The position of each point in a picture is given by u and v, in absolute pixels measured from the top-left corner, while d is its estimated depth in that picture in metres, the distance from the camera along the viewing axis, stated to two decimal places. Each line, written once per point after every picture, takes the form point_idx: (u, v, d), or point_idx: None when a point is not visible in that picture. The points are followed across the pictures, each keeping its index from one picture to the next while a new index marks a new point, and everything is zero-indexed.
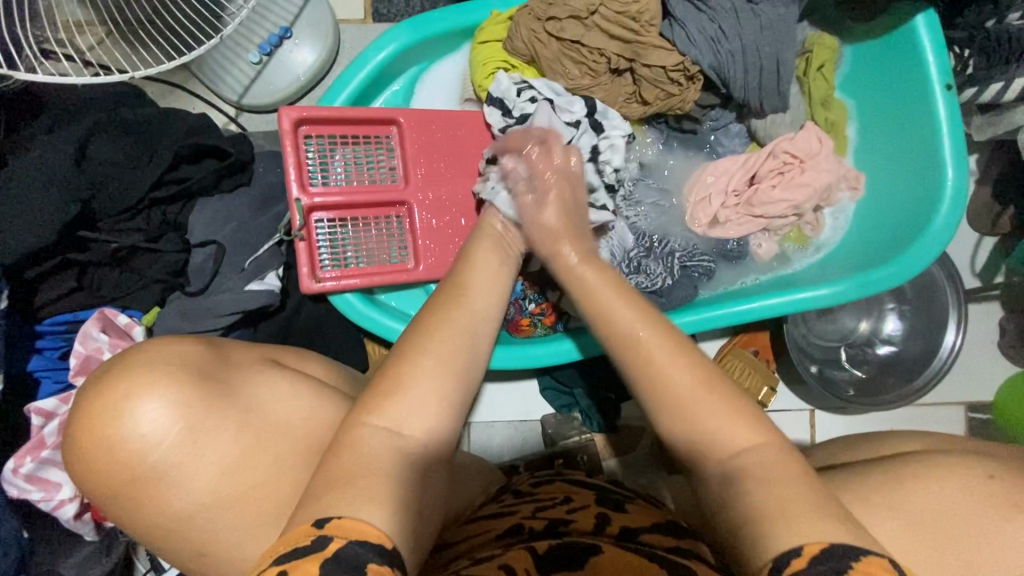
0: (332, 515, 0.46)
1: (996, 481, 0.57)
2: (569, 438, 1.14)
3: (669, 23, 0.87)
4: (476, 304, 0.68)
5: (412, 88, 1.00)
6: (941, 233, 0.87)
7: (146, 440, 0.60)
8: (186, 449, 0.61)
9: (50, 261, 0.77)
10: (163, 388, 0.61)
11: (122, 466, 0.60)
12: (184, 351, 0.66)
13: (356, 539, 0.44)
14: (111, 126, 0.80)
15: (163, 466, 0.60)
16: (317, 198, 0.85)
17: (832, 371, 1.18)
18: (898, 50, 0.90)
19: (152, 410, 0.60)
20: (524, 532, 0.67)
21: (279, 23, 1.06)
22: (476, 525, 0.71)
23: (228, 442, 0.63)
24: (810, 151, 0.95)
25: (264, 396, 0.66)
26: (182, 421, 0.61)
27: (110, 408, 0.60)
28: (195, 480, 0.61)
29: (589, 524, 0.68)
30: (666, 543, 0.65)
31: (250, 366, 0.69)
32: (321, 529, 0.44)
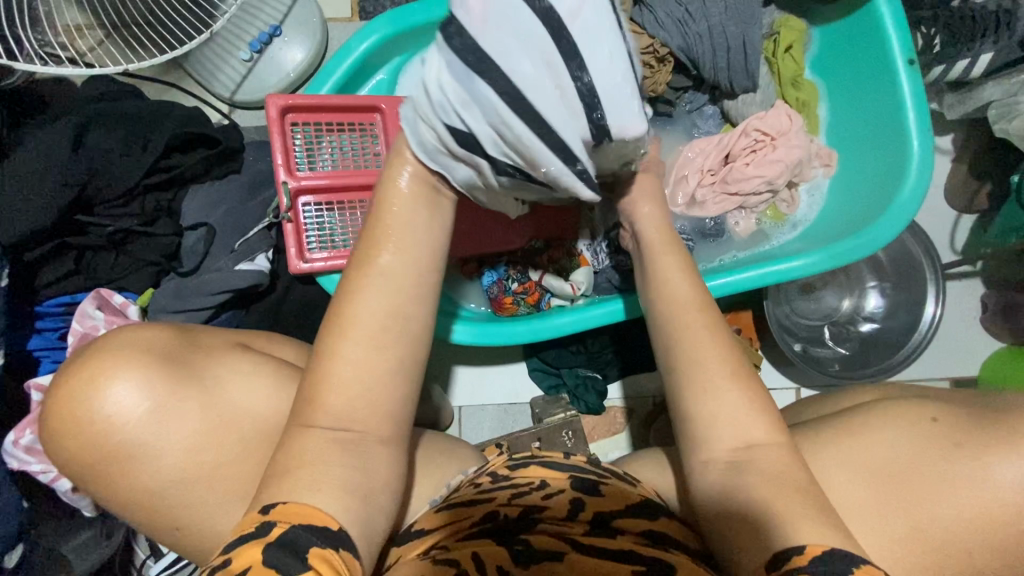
0: (277, 501, 0.50)
1: (939, 422, 0.62)
2: (556, 416, 1.14)
3: (639, 8, 0.92)
4: (397, 256, 0.58)
5: (396, 78, 1.04)
6: (912, 198, 0.89)
7: (112, 421, 0.62)
8: (157, 426, 0.63)
9: (50, 243, 0.80)
10: (126, 369, 0.63)
11: (93, 447, 0.62)
12: (150, 336, 0.68)
13: (301, 522, 0.49)
14: (107, 116, 0.84)
15: (132, 445, 0.62)
16: (304, 181, 0.89)
17: (817, 348, 1.20)
18: (861, 28, 0.94)
19: (118, 394, 0.62)
20: (500, 521, 0.70)
21: (268, 22, 1.10)
22: (447, 512, 0.71)
23: (197, 418, 0.65)
24: (781, 129, 0.98)
25: (230, 377, 0.68)
26: (148, 401, 0.63)
27: (74, 393, 0.62)
28: (171, 453, 0.63)
29: (562, 512, 0.72)
30: (638, 527, 0.70)
31: (221, 347, 0.71)
32: (266, 515, 0.49)
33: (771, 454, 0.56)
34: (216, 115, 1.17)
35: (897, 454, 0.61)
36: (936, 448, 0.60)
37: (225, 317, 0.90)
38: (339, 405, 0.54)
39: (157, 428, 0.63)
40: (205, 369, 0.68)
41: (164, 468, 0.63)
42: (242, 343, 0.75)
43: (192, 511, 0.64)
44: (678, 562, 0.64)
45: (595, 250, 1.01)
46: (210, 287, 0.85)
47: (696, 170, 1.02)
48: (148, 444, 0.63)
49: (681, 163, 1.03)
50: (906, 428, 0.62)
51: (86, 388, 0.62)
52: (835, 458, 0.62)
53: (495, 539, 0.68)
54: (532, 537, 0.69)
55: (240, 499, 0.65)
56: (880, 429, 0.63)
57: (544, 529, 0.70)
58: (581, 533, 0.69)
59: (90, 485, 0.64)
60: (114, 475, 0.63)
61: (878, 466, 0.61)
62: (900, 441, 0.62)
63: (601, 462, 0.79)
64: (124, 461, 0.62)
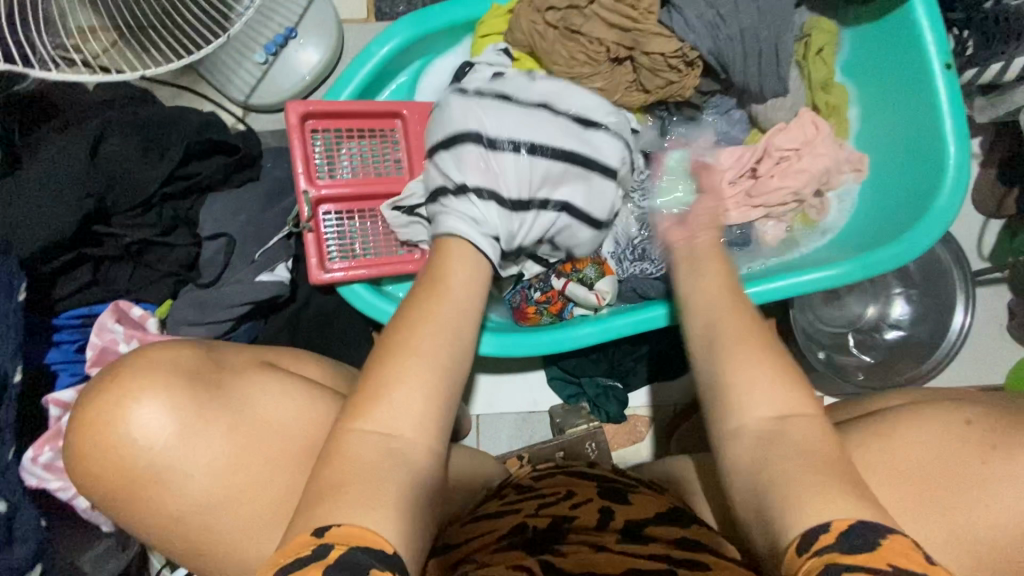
0: (331, 523, 0.48)
1: (972, 426, 0.61)
2: (578, 426, 1.10)
3: (667, 10, 0.89)
4: (458, 294, 0.64)
5: (415, 81, 1.01)
6: (947, 209, 0.87)
7: (138, 444, 0.60)
8: (182, 448, 0.61)
9: (65, 255, 0.78)
10: (151, 391, 0.61)
11: (118, 470, 0.60)
12: (175, 354, 0.66)
13: (357, 544, 0.47)
14: (123, 124, 0.82)
15: (158, 467, 0.60)
16: (324, 190, 0.87)
17: (840, 356, 1.18)
18: (897, 31, 0.91)
19: (148, 415, 0.60)
20: (529, 532, 0.67)
21: (284, 24, 1.08)
22: (475, 526, 0.70)
23: (225, 440, 0.63)
24: (807, 138, 0.96)
25: (258, 397, 0.66)
26: (173, 423, 0.61)
27: (98, 414, 0.60)
28: (197, 476, 0.61)
29: (591, 521, 0.68)
30: (669, 534, 0.66)
31: (249, 367, 0.69)
32: (321, 537, 0.47)
33: (805, 424, 0.54)
34: (230, 119, 1.14)
35: (950, 475, 0.59)
36: (994, 474, 0.58)
37: (244, 329, 0.88)
38: (383, 422, 0.55)
39: (182, 452, 0.61)
40: (237, 388, 0.66)
41: (188, 491, 0.61)
42: (269, 361, 0.73)
43: (218, 529, 0.62)
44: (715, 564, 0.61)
45: (620, 258, 1.01)
46: (231, 299, 0.84)
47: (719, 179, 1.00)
48: (173, 465, 0.61)
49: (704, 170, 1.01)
50: (940, 434, 0.61)
51: (111, 410, 0.60)
52: (884, 479, 0.60)
53: (529, 549, 0.63)
54: (564, 544, 0.64)
55: (272, 516, 0.63)
56: (932, 447, 0.60)
57: (579, 537, 0.65)
58: (615, 541, 0.64)
59: (116, 503, 0.62)
60: (137, 494, 0.61)
61: (929, 489, 0.59)
62: (951, 465, 0.60)
63: (627, 475, 0.81)
64: (148, 481, 0.60)
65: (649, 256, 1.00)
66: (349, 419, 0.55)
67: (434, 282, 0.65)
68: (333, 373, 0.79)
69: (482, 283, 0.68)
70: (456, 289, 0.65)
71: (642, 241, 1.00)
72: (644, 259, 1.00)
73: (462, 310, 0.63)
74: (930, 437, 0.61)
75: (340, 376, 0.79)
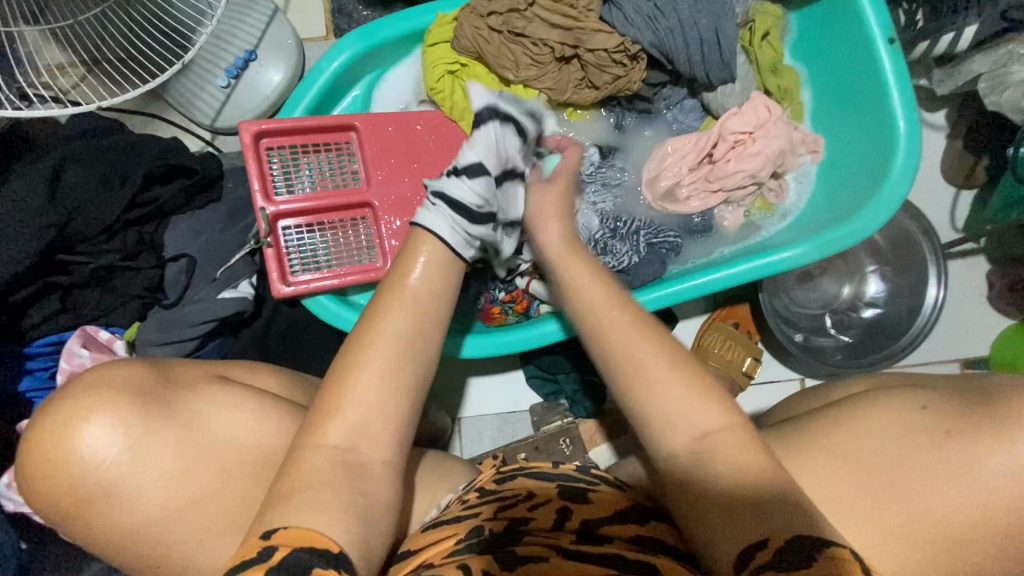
0: (279, 525, 0.50)
1: (929, 410, 0.60)
2: (552, 423, 1.15)
3: (609, 7, 0.91)
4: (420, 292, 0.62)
5: (370, 94, 1.03)
6: (900, 183, 0.87)
7: (87, 462, 0.61)
8: (134, 462, 0.63)
9: (33, 285, 0.81)
10: (100, 411, 0.62)
11: (66, 487, 0.61)
12: (125, 373, 0.67)
13: (303, 544, 0.48)
14: (83, 155, 0.85)
15: (107, 483, 0.62)
16: (282, 205, 0.89)
17: (818, 338, 1.17)
18: (841, 10, 0.92)
19: (96, 433, 0.62)
20: (486, 535, 0.66)
21: (243, 47, 1.10)
22: (435, 531, 0.69)
23: (176, 452, 0.64)
24: (758, 122, 0.96)
25: (206, 411, 0.68)
26: (124, 439, 0.62)
27: (47, 435, 0.61)
28: (150, 488, 0.63)
29: (548, 523, 0.69)
30: (626, 532, 0.67)
31: (201, 380, 0.71)
32: (268, 540, 0.49)
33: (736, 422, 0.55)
34: (198, 142, 1.18)
35: (897, 453, 0.58)
36: (927, 436, 0.58)
37: (212, 347, 0.91)
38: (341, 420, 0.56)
39: (134, 466, 0.63)
40: (185, 405, 0.67)
41: (143, 504, 0.63)
42: (219, 373, 0.74)
43: (185, 539, 0.64)
44: (666, 565, 0.62)
45: None
46: (194, 318, 0.86)
47: (676, 169, 1.01)
48: (125, 481, 0.62)
49: (661, 161, 1.02)
50: (900, 425, 0.60)
51: (60, 431, 0.61)
52: (835, 460, 0.60)
53: (484, 549, 0.64)
54: (519, 547, 0.65)
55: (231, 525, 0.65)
56: (875, 415, 0.61)
57: (532, 541, 0.66)
58: (569, 542, 0.66)
59: (79, 518, 0.63)
60: (100, 509, 0.62)
61: (873, 466, 0.58)
62: (893, 434, 0.59)
63: (593, 471, 0.78)
64: (109, 499, 0.62)
65: (611, 249, 0.99)
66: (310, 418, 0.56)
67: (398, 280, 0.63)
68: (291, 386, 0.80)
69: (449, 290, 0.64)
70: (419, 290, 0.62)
71: (604, 236, 1.00)
72: (607, 252, 0.99)
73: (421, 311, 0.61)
74: (881, 422, 0.60)
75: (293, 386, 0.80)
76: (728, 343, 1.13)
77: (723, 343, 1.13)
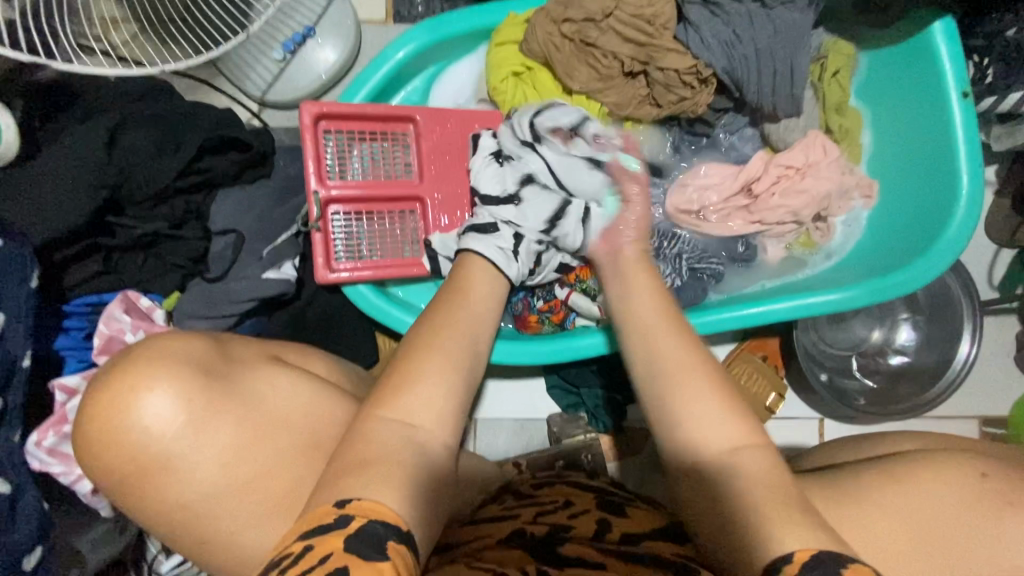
0: (351, 497, 0.47)
1: (988, 480, 0.57)
2: (575, 437, 1.12)
3: (684, 26, 0.89)
4: (476, 305, 0.67)
5: (429, 87, 1.03)
6: (956, 240, 0.86)
7: (148, 430, 0.61)
8: (192, 437, 0.62)
9: (79, 244, 0.80)
10: (163, 380, 0.62)
11: (127, 454, 0.61)
12: (187, 344, 0.67)
13: (377, 518, 0.46)
14: (141, 119, 0.83)
15: (166, 454, 0.61)
16: (334, 190, 0.88)
17: (843, 379, 1.17)
18: (914, 56, 0.91)
19: (159, 400, 0.61)
20: (527, 537, 0.65)
21: (303, 23, 1.09)
22: (476, 528, 0.68)
23: (232, 431, 0.63)
24: (812, 160, 0.96)
25: (264, 391, 0.67)
26: (184, 412, 0.62)
27: (112, 399, 0.61)
28: (202, 465, 0.62)
29: (590, 531, 0.66)
30: (664, 550, 0.64)
31: (259, 360, 0.71)
32: (341, 508, 0.46)
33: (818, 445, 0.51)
34: (245, 114, 1.15)
35: (953, 520, 0.56)
36: (985, 508, 0.56)
37: (248, 325, 0.90)
38: (397, 411, 0.54)
39: (191, 439, 0.62)
40: (245, 381, 0.67)
41: (188, 487, 0.62)
42: (274, 355, 0.74)
43: (213, 521, 0.63)
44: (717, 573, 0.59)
45: None
46: (238, 295, 0.86)
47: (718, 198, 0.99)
48: (179, 454, 0.61)
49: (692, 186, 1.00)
50: (959, 493, 0.57)
51: (125, 396, 0.61)
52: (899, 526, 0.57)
53: (529, 550, 0.63)
54: (564, 547, 0.63)
55: (274, 508, 0.63)
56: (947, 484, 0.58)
57: (576, 543, 0.63)
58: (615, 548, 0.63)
59: (122, 483, 0.62)
60: (136, 481, 0.61)
61: (927, 530, 0.56)
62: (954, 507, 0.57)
63: (627, 490, 0.79)
64: (148, 474, 0.61)
65: (654, 270, 0.99)
66: (369, 409, 0.55)
67: (460, 284, 0.69)
68: (335, 369, 0.81)
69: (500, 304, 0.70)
70: (476, 300, 0.67)
71: (648, 255, 1.00)
72: None
73: (479, 317, 0.65)
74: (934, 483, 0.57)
75: (338, 370, 0.81)
76: (752, 375, 1.14)
77: (749, 374, 1.14)
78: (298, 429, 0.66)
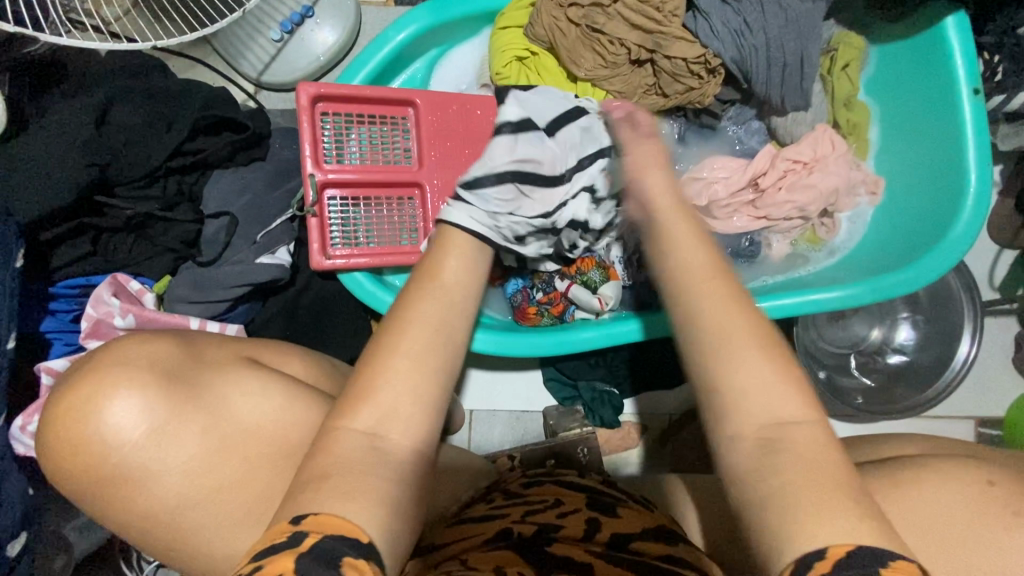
0: (309, 511, 0.44)
1: (995, 488, 0.56)
2: (570, 430, 1.10)
3: (693, 14, 0.87)
4: (450, 285, 0.57)
5: (431, 71, 1.00)
6: (961, 240, 0.85)
7: (109, 442, 0.59)
8: (156, 448, 0.60)
9: (67, 224, 0.78)
10: (121, 390, 0.60)
11: (88, 468, 0.59)
12: (148, 350, 0.64)
13: (334, 532, 0.43)
14: (129, 95, 0.81)
15: (129, 466, 0.59)
16: (331, 174, 0.85)
17: (841, 377, 1.16)
18: (925, 51, 0.89)
19: (118, 412, 0.59)
20: (514, 538, 0.64)
21: (302, 2, 1.06)
22: (465, 528, 0.68)
23: (199, 440, 0.62)
24: (819, 154, 0.94)
25: (231, 397, 0.65)
26: (146, 422, 0.60)
27: (71, 411, 0.59)
28: (169, 475, 0.61)
29: (579, 532, 0.65)
30: (656, 551, 0.63)
31: (227, 363, 0.69)
32: (297, 525, 0.43)
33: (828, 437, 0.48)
34: (241, 95, 1.12)
35: (952, 522, 0.56)
36: (993, 520, 0.55)
37: (241, 310, 0.88)
38: None
39: (156, 450, 0.60)
40: (210, 388, 0.65)
41: (157, 495, 0.60)
42: (248, 356, 0.72)
43: (197, 514, 0.61)
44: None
45: (626, 263, 0.99)
46: (230, 280, 0.84)
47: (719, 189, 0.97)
48: (144, 465, 0.60)
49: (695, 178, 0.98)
50: (963, 497, 0.56)
51: (83, 408, 0.59)
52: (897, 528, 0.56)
53: (516, 551, 0.61)
54: (551, 547, 0.62)
55: (262, 499, 0.63)
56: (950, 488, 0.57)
57: (565, 545, 0.62)
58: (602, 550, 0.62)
59: (98, 484, 0.60)
60: (114, 474, 0.59)
61: (926, 531, 0.56)
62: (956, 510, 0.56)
63: (620, 488, 0.77)
64: (132, 466, 0.60)
65: None
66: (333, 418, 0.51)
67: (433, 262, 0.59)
68: (315, 369, 0.79)
69: (480, 279, 0.60)
70: (450, 280, 0.58)
71: None
72: None
73: (453, 299, 0.56)
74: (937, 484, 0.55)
75: (317, 372, 0.79)
76: None
77: None
78: (275, 431, 0.65)
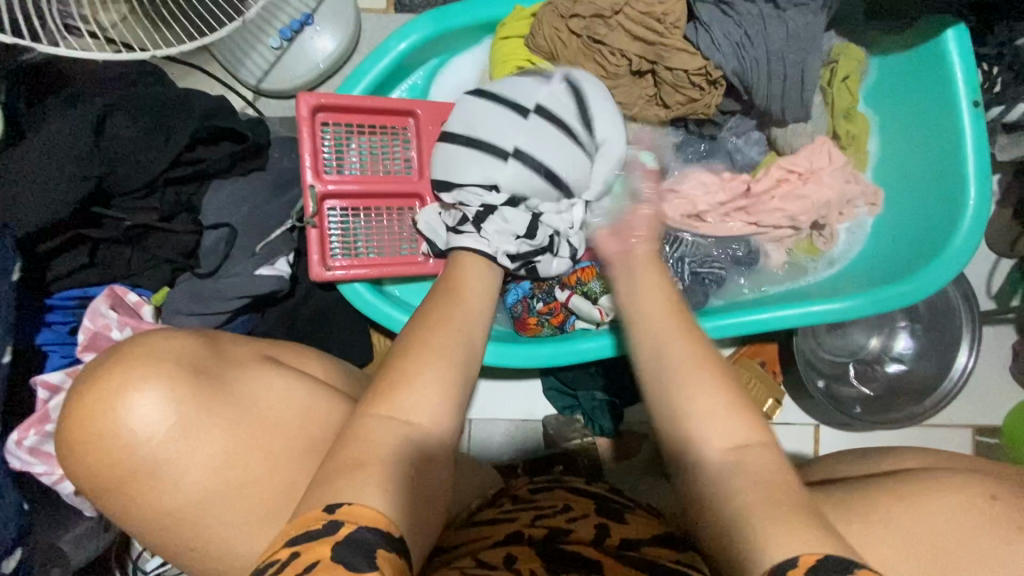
0: (343, 500, 0.44)
1: (999, 503, 0.53)
2: (570, 440, 1.13)
3: (695, 26, 0.87)
4: (473, 300, 0.63)
5: (431, 80, 1.00)
6: (961, 252, 0.85)
7: (135, 436, 0.58)
8: (184, 441, 0.59)
9: (64, 236, 0.77)
10: (152, 382, 0.59)
11: (110, 462, 0.58)
12: (177, 345, 0.64)
13: (366, 523, 0.43)
14: (129, 104, 0.79)
15: (153, 460, 0.58)
16: (331, 185, 0.85)
17: (840, 387, 1.16)
18: (925, 63, 0.89)
19: (145, 405, 0.58)
20: (526, 541, 0.63)
21: (301, 10, 1.05)
22: (477, 530, 0.67)
23: (223, 436, 0.61)
24: (817, 166, 0.95)
25: (259, 392, 0.65)
26: (175, 416, 0.59)
27: (96, 404, 0.58)
28: (195, 470, 0.60)
29: (588, 538, 0.64)
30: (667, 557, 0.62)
31: (253, 361, 0.69)
32: (331, 514, 0.43)
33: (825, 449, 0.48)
34: (239, 102, 1.11)
35: None
36: None
37: (240, 321, 0.88)
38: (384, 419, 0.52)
39: (182, 444, 0.59)
40: (240, 382, 0.65)
41: (179, 491, 0.59)
42: (270, 355, 0.72)
43: (195, 529, 0.61)
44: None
45: None
46: (230, 292, 0.84)
47: (715, 199, 0.97)
48: (169, 460, 0.59)
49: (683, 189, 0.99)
50: None
51: (109, 401, 0.58)
52: None
53: (533, 549, 0.61)
54: (569, 546, 0.62)
55: (269, 514, 0.61)
56: None
57: (576, 545, 0.62)
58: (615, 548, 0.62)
59: (106, 491, 0.60)
60: (114, 487, 0.59)
61: None
62: None
63: (630, 500, 0.77)
64: (130, 480, 0.59)
65: None
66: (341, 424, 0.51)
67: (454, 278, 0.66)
68: (333, 372, 0.79)
69: (493, 294, 0.67)
70: (470, 299, 0.63)
71: None
72: None
73: (472, 316, 0.61)
74: (942, 495, 0.53)
75: (334, 371, 0.79)
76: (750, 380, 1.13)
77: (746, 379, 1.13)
78: (292, 430, 0.64)
